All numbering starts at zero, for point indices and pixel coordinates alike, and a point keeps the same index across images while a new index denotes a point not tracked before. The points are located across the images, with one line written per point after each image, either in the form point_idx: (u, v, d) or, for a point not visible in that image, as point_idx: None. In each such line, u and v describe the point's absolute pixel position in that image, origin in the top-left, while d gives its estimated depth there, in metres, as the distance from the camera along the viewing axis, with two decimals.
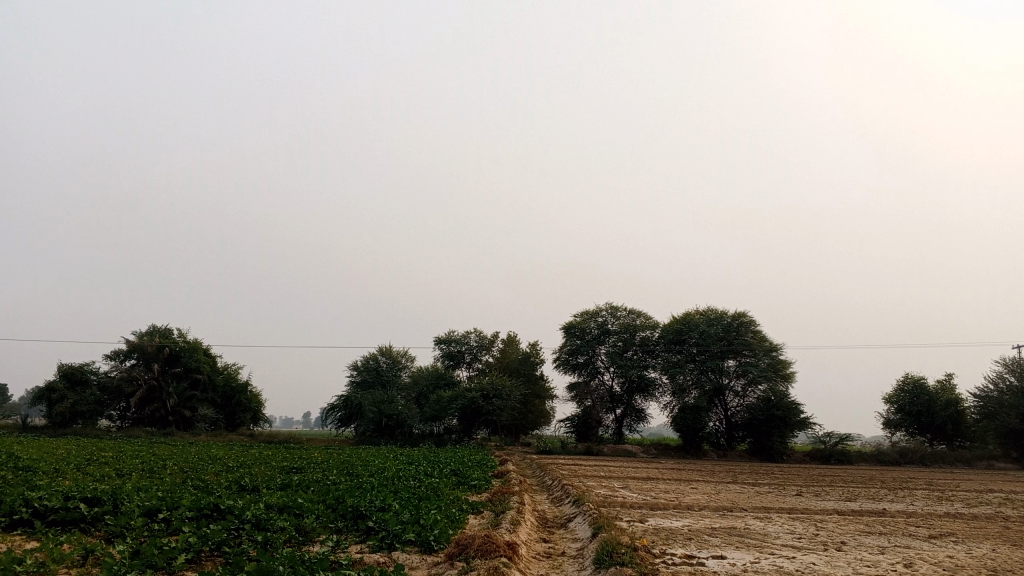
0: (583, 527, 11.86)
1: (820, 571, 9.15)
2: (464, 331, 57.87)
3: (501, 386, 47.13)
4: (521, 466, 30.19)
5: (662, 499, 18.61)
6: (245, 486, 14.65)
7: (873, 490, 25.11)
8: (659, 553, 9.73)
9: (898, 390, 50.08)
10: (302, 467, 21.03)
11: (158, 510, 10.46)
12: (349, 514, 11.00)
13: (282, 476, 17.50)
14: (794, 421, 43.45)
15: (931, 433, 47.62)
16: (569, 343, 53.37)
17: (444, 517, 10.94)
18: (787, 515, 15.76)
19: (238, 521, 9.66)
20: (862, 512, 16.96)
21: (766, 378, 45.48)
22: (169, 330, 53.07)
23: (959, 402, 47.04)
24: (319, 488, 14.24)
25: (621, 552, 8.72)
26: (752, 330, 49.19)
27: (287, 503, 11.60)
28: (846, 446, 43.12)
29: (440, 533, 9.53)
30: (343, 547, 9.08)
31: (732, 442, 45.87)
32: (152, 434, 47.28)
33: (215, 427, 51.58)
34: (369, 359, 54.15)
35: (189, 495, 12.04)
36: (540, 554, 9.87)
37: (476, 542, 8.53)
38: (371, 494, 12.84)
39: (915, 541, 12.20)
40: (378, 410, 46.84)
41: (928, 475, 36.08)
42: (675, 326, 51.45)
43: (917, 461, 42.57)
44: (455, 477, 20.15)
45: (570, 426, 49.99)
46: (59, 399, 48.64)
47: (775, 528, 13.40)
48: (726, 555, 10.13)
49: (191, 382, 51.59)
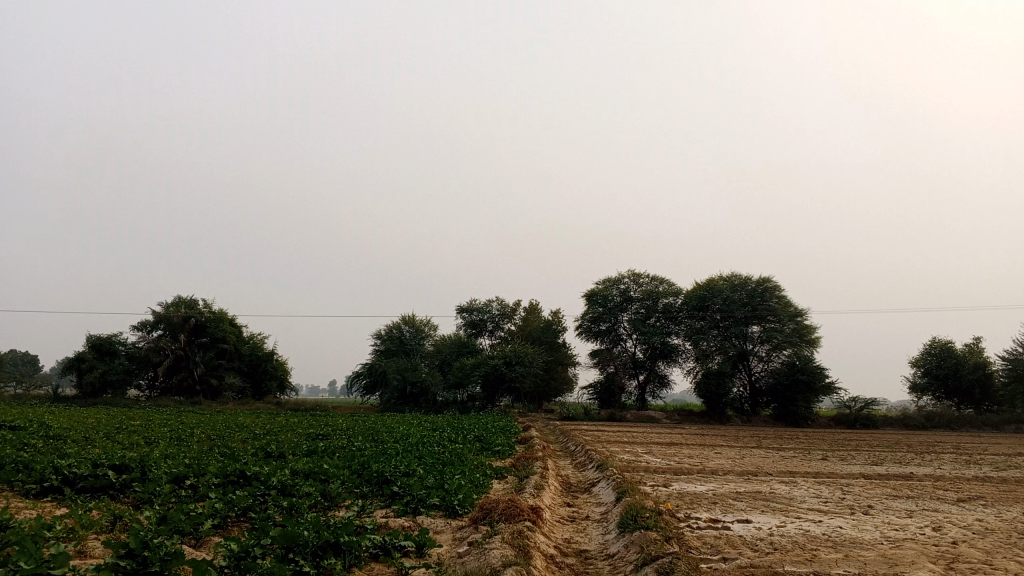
0: (607, 492, 11.84)
1: (848, 534, 9.06)
2: (486, 300, 57.90)
3: (523, 353, 47.24)
4: (544, 432, 30.27)
5: (686, 463, 18.62)
6: (270, 453, 14.77)
7: (900, 454, 24.94)
8: (684, 517, 9.68)
9: (925, 354, 49.66)
10: (327, 434, 21.17)
11: (185, 477, 10.56)
12: (373, 479, 11.05)
13: (307, 443, 17.65)
14: (819, 385, 43.11)
15: (958, 397, 47.22)
16: (591, 310, 53.26)
17: (469, 482, 10.96)
18: (812, 479, 15.68)
19: (265, 487, 9.72)
20: (889, 476, 16.82)
21: (790, 344, 45.54)
22: (194, 300, 53.50)
23: (987, 365, 46.52)
24: (343, 454, 14.33)
25: (645, 516, 8.67)
26: (777, 295, 48.77)
27: (312, 469, 11.67)
28: (872, 410, 42.93)
29: (464, 498, 9.53)
30: (369, 511, 9.11)
31: (756, 408, 45.56)
32: (180, 402, 47.94)
33: (242, 396, 52.18)
34: (393, 328, 54.38)
35: (216, 462, 12.13)
36: (565, 518, 9.87)
37: (500, 507, 8.52)
38: (395, 460, 12.89)
39: (943, 504, 12.05)
40: (401, 377, 47.13)
41: (955, 438, 35.78)
42: (699, 292, 51.08)
43: (943, 425, 42.24)
44: (478, 443, 20.22)
45: (593, 392, 50.05)
46: (88, 369, 49.39)
47: (801, 492, 13.31)
48: (751, 519, 10.07)
49: (218, 351, 52.11)
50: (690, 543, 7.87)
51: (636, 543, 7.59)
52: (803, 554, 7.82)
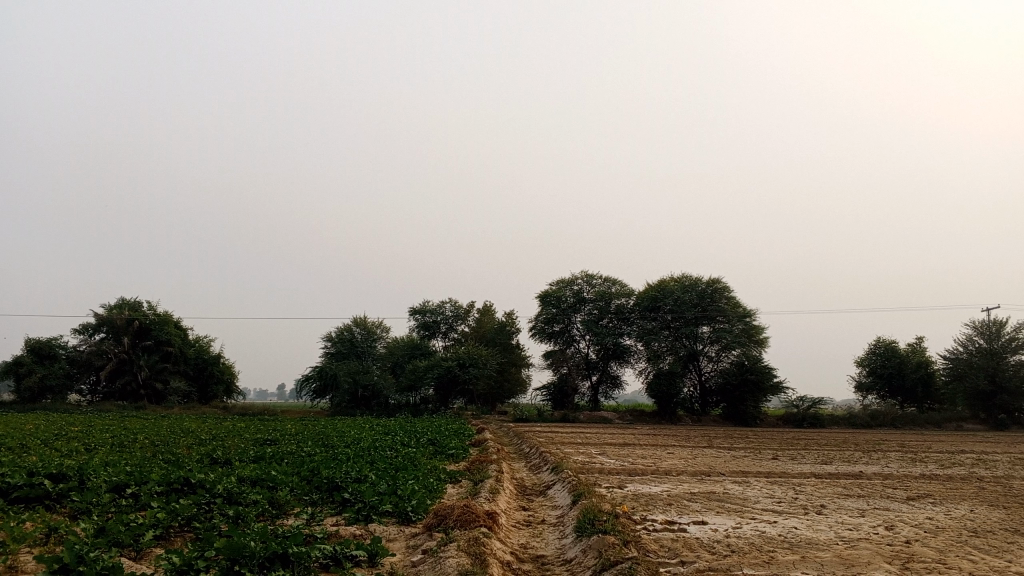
0: (562, 495, 11.74)
1: (803, 535, 9.06)
2: (439, 301, 57.53)
3: (476, 355, 47.06)
4: (498, 434, 30.10)
5: (639, 464, 18.63)
6: (216, 459, 14.34)
7: (847, 453, 25.35)
8: (640, 520, 9.61)
9: (870, 354, 50.72)
10: (277, 439, 20.71)
11: (126, 485, 10.15)
12: (324, 485, 10.77)
13: (255, 448, 17.23)
14: (768, 385, 43.71)
15: (901, 396, 48.33)
16: (544, 311, 53.24)
17: (422, 488, 10.74)
18: (765, 479, 15.79)
19: (210, 496, 9.38)
20: (839, 475, 17.05)
21: (740, 344, 46.07)
22: (138, 303, 52.15)
23: (929, 364, 47.64)
24: (292, 459, 13.98)
25: (603, 520, 8.54)
26: (727, 297, 49.30)
27: (260, 476, 11.32)
28: (819, 409, 43.63)
29: (418, 505, 9.31)
30: (318, 520, 8.84)
31: (706, 408, 46.08)
32: (123, 407, 46.67)
33: (188, 400, 51.01)
34: (344, 330, 53.70)
35: (158, 469, 11.70)
36: (520, 523, 9.72)
37: (455, 513, 8.32)
38: (346, 465, 12.60)
39: (894, 503, 12.21)
40: (352, 379, 46.52)
41: (899, 437, 36.54)
42: (651, 293, 51.35)
43: (888, 424, 43.15)
44: (431, 446, 19.96)
45: (546, 393, 50.06)
46: (27, 374, 47.86)
47: (754, 493, 13.39)
48: (706, 520, 10.03)
49: (163, 355, 50.84)
50: (648, 547, 7.77)
51: (595, 548, 7.45)
52: (761, 556, 7.77)
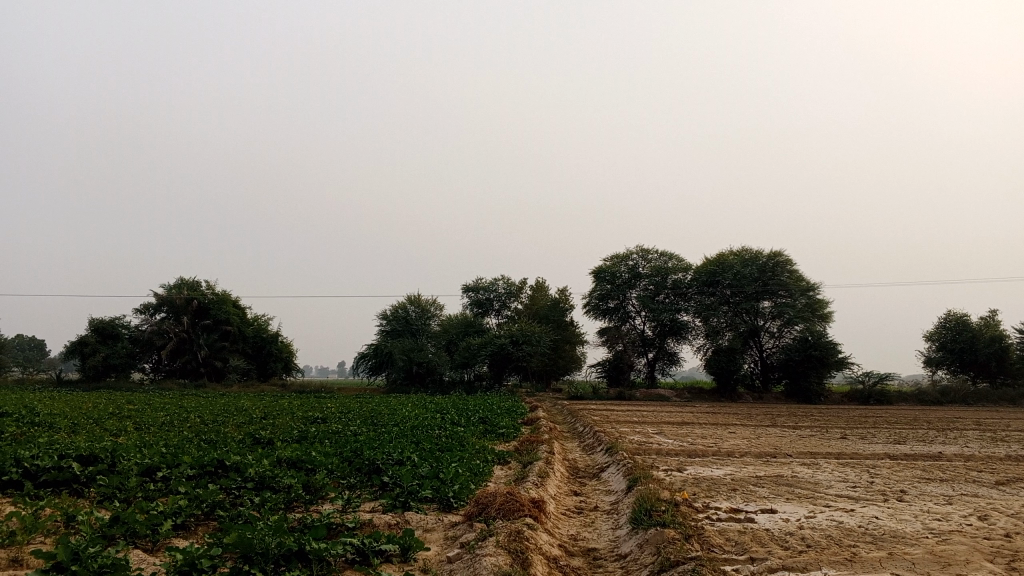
0: (617, 478, 10.99)
1: (885, 526, 8.14)
2: (493, 278, 56.97)
3: (530, 332, 46.42)
4: (552, 412, 29.41)
5: (699, 444, 17.76)
6: (258, 439, 13.88)
7: (921, 432, 24.07)
8: (702, 508, 8.79)
9: (940, 327, 48.57)
10: (326, 418, 20.35)
11: (156, 468, 9.70)
12: (364, 468, 10.18)
13: (301, 427, 16.89)
14: (832, 361, 42.13)
15: (973, 370, 46.30)
16: (598, 287, 52.28)
17: (467, 471, 10.09)
18: (836, 461, 14.78)
19: (239, 480, 8.84)
20: (916, 456, 15.90)
21: (802, 320, 44.50)
22: (197, 282, 52.63)
23: (1004, 338, 45.28)
24: (335, 440, 13.43)
25: (661, 511, 7.70)
26: (788, 270, 47.61)
27: (299, 458, 10.80)
28: (885, 385, 42.08)
29: (460, 490, 8.65)
30: (354, 506, 8.26)
31: (767, 384, 44.76)
32: (184, 386, 47.33)
33: (246, 377, 51.45)
34: (398, 308, 53.53)
35: (194, 451, 11.25)
36: (571, 511, 9.01)
37: (498, 501, 7.61)
38: (390, 446, 12.02)
39: (981, 488, 11.15)
40: (407, 357, 46.27)
41: (974, 414, 34.85)
42: (709, 268, 49.88)
43: (959, 400, 41.26)
44: (482, 425, 19.36)
45: (602, 371, 49.18)
46: (91, 353, 48.84)
47: (825, 476, 12.42)
48: (777, 509, 9.15)
49: (221, 334, 51.30)
50: (713, 542, 6.96)
51: (652, 543, 6.67)
52: (842, 553, 6.88)
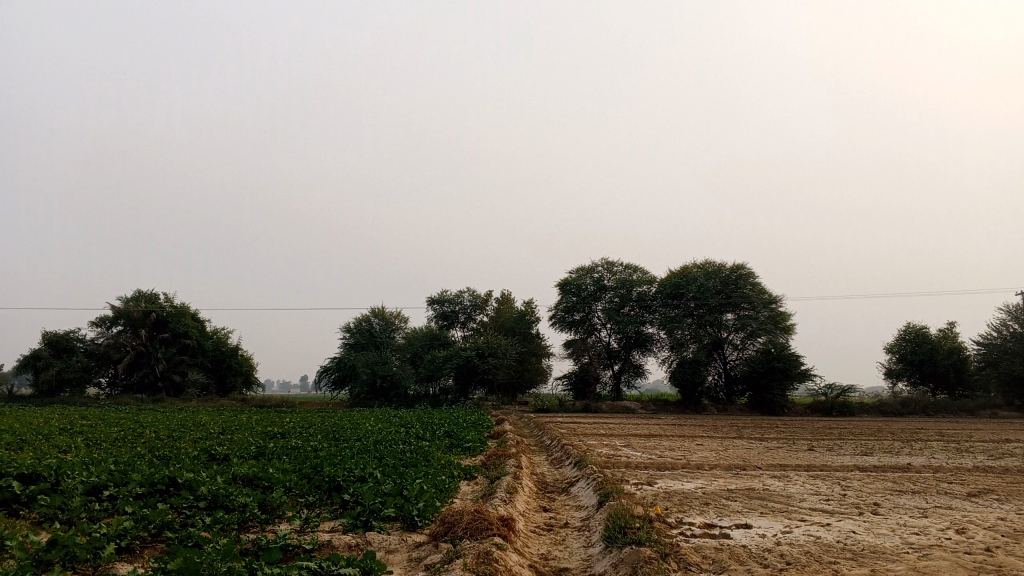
0: (587, 493, 10.67)
1: (864, 541, 7.91)
2: (457, 291, 56.53)
3: (496, 345, 46.00)
4: (518, 426, 29.02)
5: (668, 457, 17.51)
6: (213, 455, 13.33)
7: (886, 443, 24.11)
8: (676, 524, 8.52)
9: (900, 340, 49.10)
10: (287, 432, 19.79)
11: (103, 487, 9.17)
12: (324, 485, 9.75)
13: (260, 442, 16.33)
14: (795, 372, 42.30)
15: (933, 383, 46.76)
16: (564, 300, 52.11)
17: (433, 487, 9.70)
18: (806, 474, 14.59)
19: (190, 498, 8.37)
20: (885, 468, 15.81)
21: (765, 332, 44.66)
22: (155, 294, 51.48)
23: (962, 350, 45.93)
24: (294, 456, 12.93)
25: (636, 528, 7.39)
26: (752, 283, 47.85)
27: (256, 475, 10.32)
28: (847, 397, 42.41)
29: (425, 507, 8.28)
30: (313, 525, 7.83)
31: (731, 396, 44.84)
32: (140, 400, 46.18)
33: (206, 392, 50.39)
34: (362, 321, 52.83)
35: (145, 468, 10.73)
36: (541, 528, 8.68)
37: (464, 520, 7.24)
38: (353, 462, 11.60)
39: (953, 500, 11.01)
40: (371, 370, 45.47)
41: (935, 425, 35.20)
42: (673, 280, 50.00)
43: (920, 411, 41.64)
44: (447, 439, 18.95)
45: (567, 383, 48.96)
46: (44, 367, 47.47)
47: (797, 489, 12.24)
48: (752, 523, 8.90)
49: (180, 347, 50.19)
50: (691, 560, 6.66)
51: (627, 562, 6.35)
52: (824, 570, 6.61)
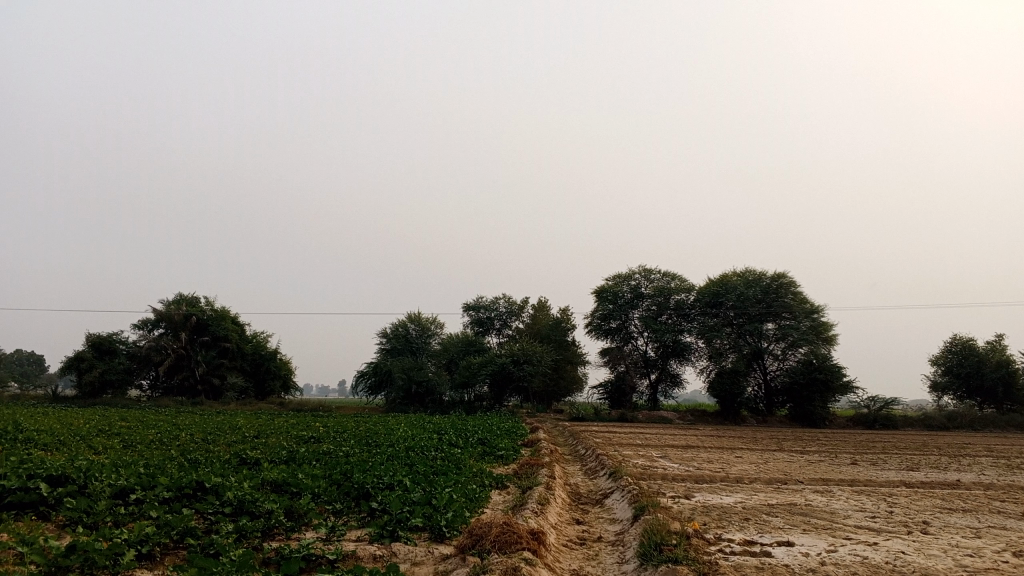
0: (622, 506, 10.35)
1: (915, 563, 7.48)
2: (494, 297, 56.36)
3: (532, 352, 45.71)
4: (553, 434, 28.70)
5: (706, 469, 17.09)
6: (245, 459, 13.25)
7: (932, 458, 23.36)
8: (714, 540, 8.20)
9: (946, 352, 47.83)
10: (320, 437, 19.75)
11: (130, 491, 9.07)
12: (352, 493, 9.57)
13: (292, 447, 16.22)
14: (837, 384, 41.37)
15: (980, 396, 45.49)
16: (601, 307, 51.70)
17: (463, 496, 9.47)
18: (850, 488, 14.09)
19: (217, 504, 8.23)
20: (932, 484, 15.22)
21: (807, 342, 43.77)
22: (196, 298, 52.10)
23: (1011, 363, 44.61)
24: (324, 462, 12.80)
25: (672, 545, 7.07)
26: (792, 292, 47.00)
27: (284, 480, 10.19)
28: (891, 410, 41.37)
29: (453, 517, 8.04)
30: (339, 534, 7.63)
31: (771, 407, 44.01)
32: (180, 403, 46.68)
33: (244, 395, 50.79)
34: (399, 327, 52.87)
35: (174, 472, 10.64)
36: (572, 542, 8.40)
37: (492, 532, 6.97)
38: (382, 469, 11.43)
39: (1007, 520, 10.48)
40: (406, 376, 45.60)
41: (983, 440, 34.14)
42: (711, 289, 49.35)
43: (967, 426, 40.46)
44: (480, 447, 18.70)
45: (604, 392, 48.49)
46: (87, 369, 48.22)
47: (840, 505, 11.77)
48: (794, 541, 8.53)
49: (220, 350, 50.72)
50: None
51: None
52: None
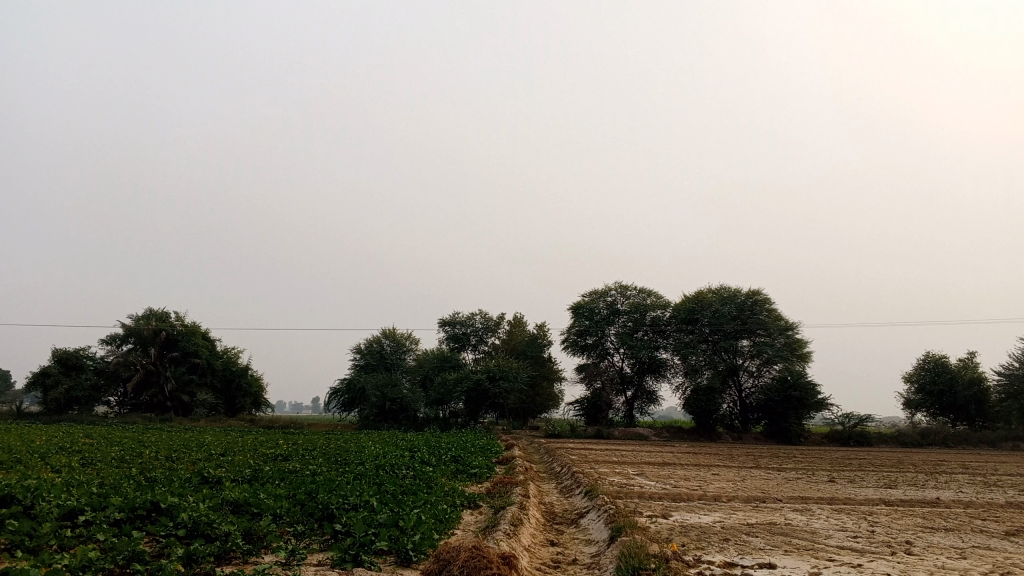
0: (598, 526, 9.99)
1: None
2: (469, 313, 55.95)
3: (507, 368, 45.28)
4: (527, 450, 28.33)
5: (683, 487, 16.80)
6: (207, 478, 12.72)
7: (908, 475, 23.23)
8: (694, 562, 7.88)
9: (919, 369, 47.99)
10: (290, 455, 19.20)
11: (79, 512, 8.56)
12: (316, 514, 9.13)
13: (258, 465, 15.71)
14: (811, 401, 41.38)
15: (952, 414, 45.64)
16: (576, 324, 51.47)
17: (432, 517, 9.06)
18: (829, 507, 13.81)
19: (170, 526, 7.76)
20: (910, 502, 15.00)
21: (782, 359, 43.65)
22: (166, 313, 51.17)
23: (983, 381, 44.84)
24: (289, 481, 12.33)
25: (652, 570, 6.71)
26: (767, 309, 47.00)
27: (245, 500, 9.73)
28: (865, 427, 41.39)
29: (420, 539, 7.64)
30: (300, 557, 7.20)
31: (746, 424, 43.92)
32: (148, 420, 45.73)
33: (214, 412, 49.88)
34: (373, 342, 52.23)
35: (129, 491, 10.14)
36: (547, 565, 8.03)
37: (460, 557, 6.58)
38: (349, 488, 11.00)
39: (991, 540, 10.24)
40: (380, 392, 45.00)
41: (957, 457, 34.21)
42: (687, 305, 49.29)
43: (940, 442, 40.58)
44: (454, 465, 18.26)
45: (579, 409, 48.17)
46: (53, 384, 47.15)
47: (821, 524, 11.49)
48: (776, 563, 8.20)
49: (190, 366, 49.79)
50: None
51: None
52: None
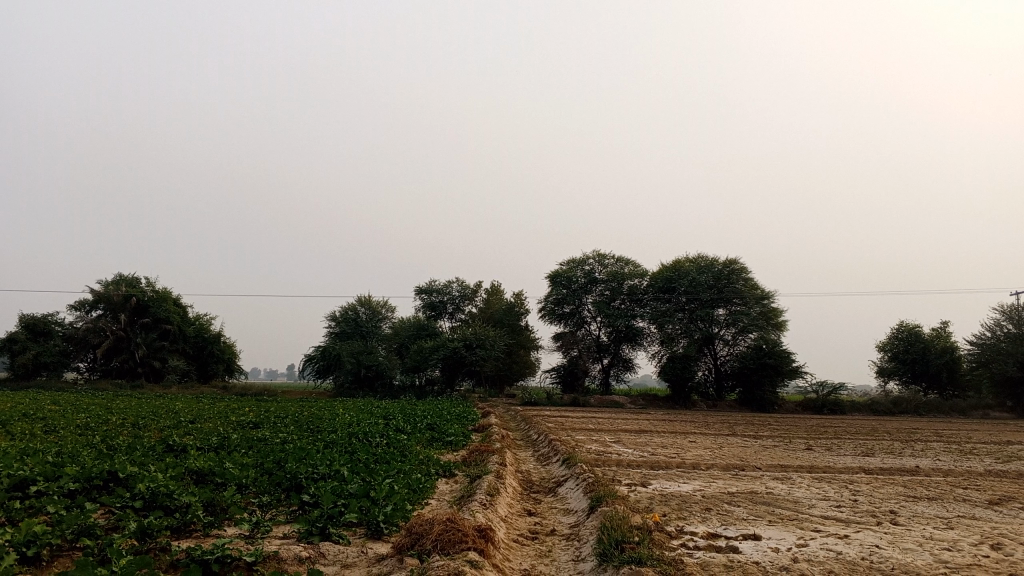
0: (577, 496, 9.70)
1: (892, 557, 6.94)
2: (446, 281, 55.48)
3: (484, 336, 44.96)
4: (504, 418, 28.13)
5: (661, 455, 16.60)
6: (172, 446, 12.27)
7: (885, 443, 23.23)
8: (676, 534, 7.59)
9: (892, 338, 48.36)
10: (262, 423, 18.78)
11: (31, 482, 8.11)
12: (285, 484, 8.74)
13: (228, 433, 15.26)
14: (786, 369, 41.50)
15: (925, 382, 45.98)
16: (554, 292, 51.14)
17: (405, 487, 8.69)
18: (809, 476, 13.61)
19: (126, 497, 7.34)
20: (891, 470, 14.82)
21: (757, 328, 43.74)
22: (136, 279, 50.19)
23: (955, 349, 45.25)
24: (257, 449, 11.90)
25: (635, 543, 6.38)
26: (744, 278, 46.82)
27: (210, 469, 9.31)
28: (839, 395, 41.50)
29: (392, 511, 7.29)
30: (263, 530, 6.81)
31: (721, 392, 44.03)
32: (119, 386, 44.99)
33: (186, 379, 49.18)
34: (348, 310, 51.64)
35: (87, 460, 9.68)
36: (524, 537, 7.73)
37: (433, 530, 6.22)
38: (319, 457, 10.58)
39: (975, 509, 10.04)
40: (355, 360, 44.61)
41: (929, 425, 34.40)
42: (664, 274, 49.07)
43: (912, 411, 40.94)
44: (429, 433, 17.91)
45: (555, 376, 48.05)
46: (21, 350, 46.18)
47: (803, 492, 11.28)
48: (761, 534, 7.92)
49: (161, 333, 48.89)
50: None
51: None
52: None
